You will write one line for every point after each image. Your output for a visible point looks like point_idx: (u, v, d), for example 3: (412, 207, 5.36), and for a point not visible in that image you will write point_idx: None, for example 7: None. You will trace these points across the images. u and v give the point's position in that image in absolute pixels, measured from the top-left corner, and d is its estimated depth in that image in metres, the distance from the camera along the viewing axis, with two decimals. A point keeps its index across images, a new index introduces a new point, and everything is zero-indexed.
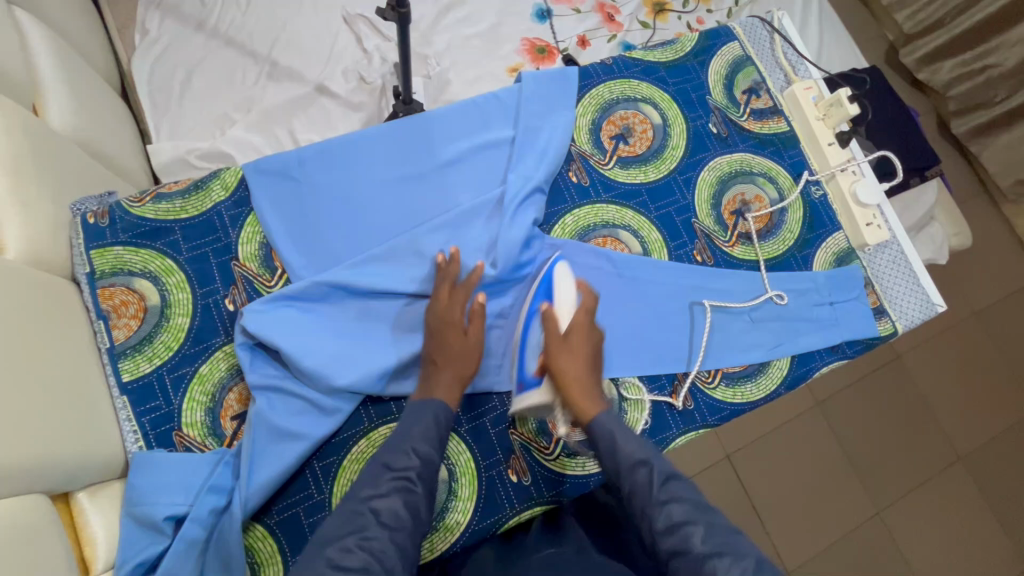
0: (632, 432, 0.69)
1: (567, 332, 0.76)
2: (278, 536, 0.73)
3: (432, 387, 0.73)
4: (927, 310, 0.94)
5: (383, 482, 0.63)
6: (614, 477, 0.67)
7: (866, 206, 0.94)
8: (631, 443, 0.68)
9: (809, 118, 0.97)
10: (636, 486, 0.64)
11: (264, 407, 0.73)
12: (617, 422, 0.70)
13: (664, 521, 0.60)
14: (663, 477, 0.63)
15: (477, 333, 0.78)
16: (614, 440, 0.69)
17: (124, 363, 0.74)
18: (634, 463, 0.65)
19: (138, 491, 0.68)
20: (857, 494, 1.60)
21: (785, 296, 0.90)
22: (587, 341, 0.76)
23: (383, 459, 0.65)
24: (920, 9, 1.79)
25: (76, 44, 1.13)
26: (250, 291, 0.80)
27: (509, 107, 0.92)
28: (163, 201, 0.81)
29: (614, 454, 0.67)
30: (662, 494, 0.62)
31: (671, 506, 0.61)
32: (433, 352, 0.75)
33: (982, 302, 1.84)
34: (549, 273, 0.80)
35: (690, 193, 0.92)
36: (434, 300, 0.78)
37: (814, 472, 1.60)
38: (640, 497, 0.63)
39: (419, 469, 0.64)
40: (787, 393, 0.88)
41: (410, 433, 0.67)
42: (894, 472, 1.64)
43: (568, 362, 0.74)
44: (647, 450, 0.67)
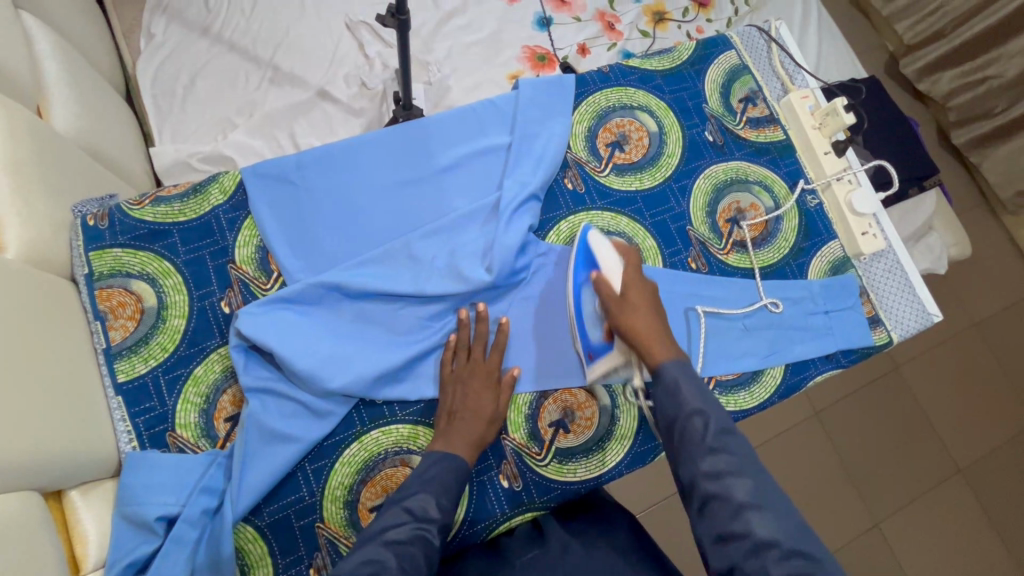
0: (697, 384, 0.70)
1: (624, 289, 0.77)
2: (269, 538, 0.73)
3: (455, 443, 0.74)
4: (922, 320, 0.94)
5: (405, 528, 0.64)
6: (668, 416, 0.68)
7: (862, 215, 0.94)
8: (693, 392, 0.68)
9: (805, 127, 0.97)
10: (689, 430, 0.66)
11: (258, 409, 0.73)
12: (684, 373, 0.71)
13: (710, 467, 0.62)
14: (719, 428, 0.65)
15: (506, 402, 0.78)
16: (676, 387, 0.69)
17: (119, 364, 0.75)
18: (692, 410, 0.67)
19: (131, 491, 0.68)
20: (855, 504, 1.60)
21: (780, 303, 0.90)
22: (644, 294, 0.77)
23: (407, 504, 0.66)
24: (920, 19, 1.79)
25: (82, 48, 1.15)
26: (246, 293, 0.80)
27: (506, 113, 0.92)
28: (161, 203, 0.82)
29: (675, 399, 0.68)
30: (714, 442, 0.64)
31: (717, 456, 0.63)
32: (458, 406, 0.76)
33: (982, 313, 1.83)
34: (583, 240, 0.82)
35: (685, 201, 0.92)
36: (467, 370, 0.78)
37: (811, 481, 1.60)
38: (691, 441, 0.65)
39: (437, 523, 0.66)
40: (780, 402, 0.88)
41: (434, 483, 0.69)
42: (893, 482, 1.63)
43: (635, 319, 0.75)
44: (705, 400, 0.68)
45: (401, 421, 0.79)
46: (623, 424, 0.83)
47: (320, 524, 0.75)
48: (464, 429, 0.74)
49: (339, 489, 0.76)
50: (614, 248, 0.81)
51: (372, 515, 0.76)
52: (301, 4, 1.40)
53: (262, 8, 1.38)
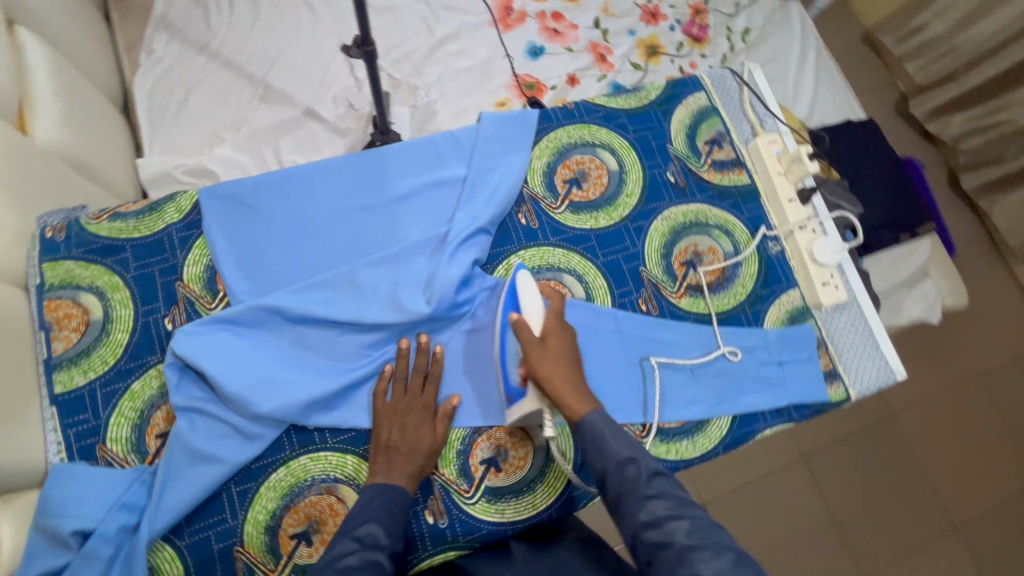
0: (621, 433, 0.69)
1: (544, 336, 0.75)
2: (185, 559, 0.73)
3: (391, 470, 0.74)
4: (884, 378, 0.90)
5: (355, 555, 0.64)
6: (599, 471, 0.67)
7: (824, 265, 0.92)
8: (618, 441, 0.68)
9: (770, 172, 0.95)
10: (622, 481, 0.64)
11: (185, 428, 0.74)
12: (606, 421, 0.70)
13: (648, 514, 0.60)
14: (649, 473, 0.64)
15: (444, 433, 0.78)
16: (601, 439, 0.68)
17: (58, 375, 0.76)
18: (622, 459, 0.65)
19: (50, 503, 0.69)
20: (838, 555, 1.53)
21: (739, 352, 0.88)
22: (562, 342, 0.76)
23: (356, 534, 0.67)
24: (931, 61, 1.75)
25: (79, 62, 1.20)
26: (190, 311, 0.81)
27: (465, 145, 0.93)
28: (118, 219, 0.84)
29: (602, 452, 0.67)
30: (649, 489, 0.62)
31: (655, 501, 0.61)
32: (395, 439, 0.76)
33: (985, 364, 1.76)
34: (511, 284, 0.80)
35: (640, 241, 0.91)
36: (405, 395, 0.79)
37: (793, 527, 1.54)
38: (626, 493, 0.63)
39: (387, 550, 0.67)
40: (725, 453, 0.85)
41: (381, 512, 0.70)
42: (879, 535, 1.56)
43: (550, 366, 0.73)
44: (633, 449, 0.67)
45: (331, 448, 0.79)
46: (556, 466, 0.82)
47: (239, 548, 0.75)
48: (398, 462, 0.74)
49: (261, 513, 0.76)
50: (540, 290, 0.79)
51: (293, 542, 0.75)
52: (298, 26, 1.44)
53: (259, 28, 1.42)
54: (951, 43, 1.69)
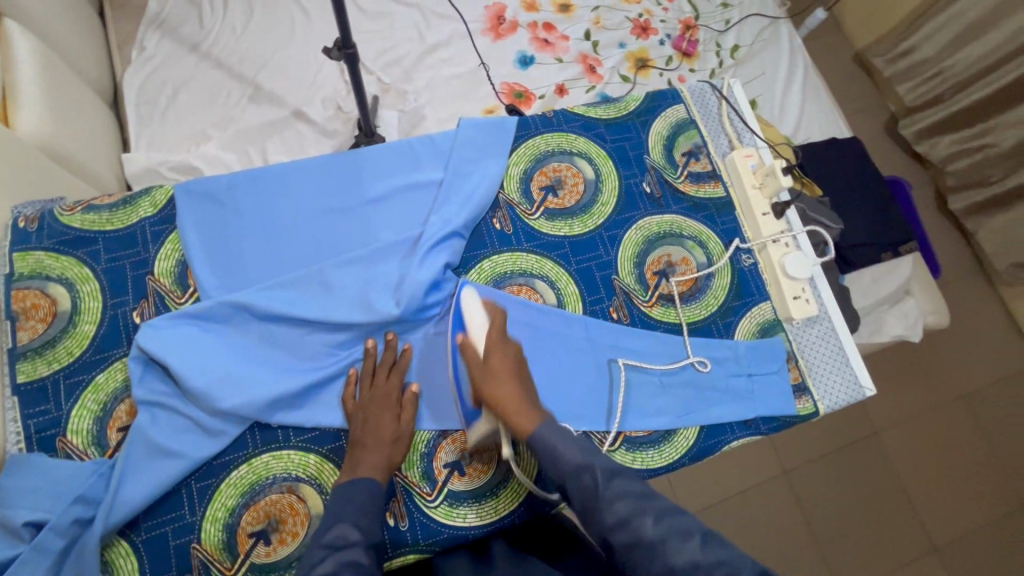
0: (570, 440, 0.69)
1: (486, 355, 0.75)
2: (140, 555, 0.73)
3: (358, 464, 0.74)
4: (853, 393, 0.90)
5: (327, 560, 0.63)
6: (558, 484, 0.66)
7: (797, 279, 0.92)
8: (571, 449, 0.67)
9: (745, 186, 0.96)
10: (581, 489, 0.64)
11: (146, 422, 0.74)
12: (554, 432, 0.69)
13: (612, 516, 0.60)
14: (606, 475, 0.64)
15: (409, 421, 0.78)
16: (553, 451, 0.68)
17: (22, 364, 0.76)
18: (577, 467, 0.65)
19: (5, 493, 0.69)
20: (819, 571, 1.52)
21: (708, 363, 0.88)
22: (506, 357, 0.75)
23: (325, 539, 0.66)
24: (920, 83, 1.78)
25: (68, 57, 1.21)
26: (159, 305, 0.81)
27: (442, 150, 0.94)
28: (91, 211, 0.84)
29: (556, 464, 0.67)
30: (609, 491, 0.62)
31: (619, 502, 0.61)
32: (358, 434, 0.76)
33: (970, 385, 1.76)
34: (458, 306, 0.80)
35: (614, 250, 0.92)
36: (370, 391, 0.78)
37: (774, 542, 1.53)
38: (587, 502, 0.63)
39: (362, 543, 0.66)
40: (691, 464, 0.85)
41: (349, 512, 0.69)
42: (860, 554, 1.55)
43: (495, 386, 0.72)
44: (585, 455, 0.67)
45: (294, 447, 0.79)
46: (522, 471, 0.81)
47: (196, 545, 0.74)
48: (365, 455, 0.74)
49: (220, 510, 0.75)
50: (483, 304, 0.80)
51: (251, 540, 0.75)
52: (291, 29, 1.46)
53: (252, 30, 1.44)
54: (939, 66, 1.71)
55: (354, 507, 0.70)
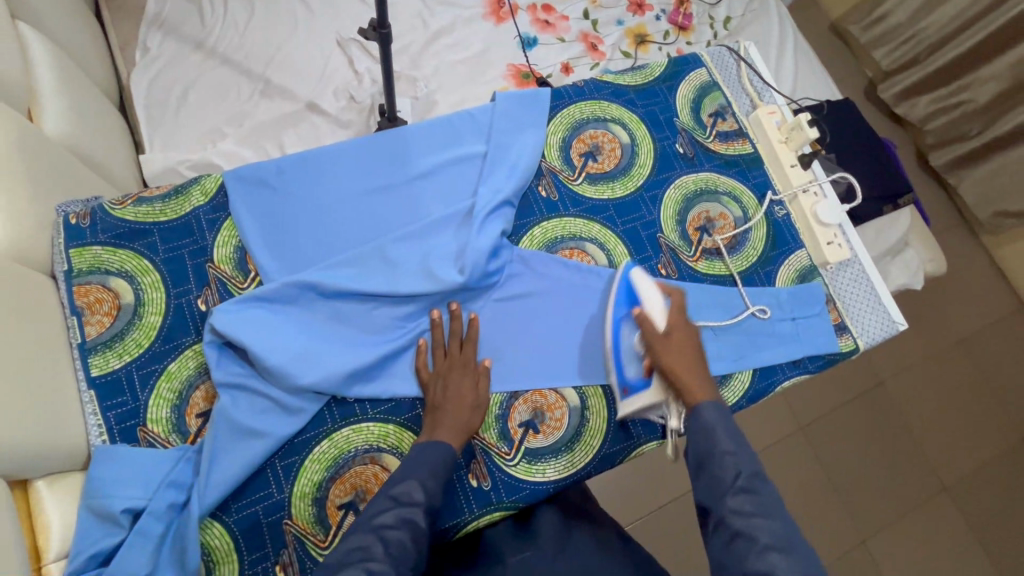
0: (734, 426, 0.69)
1: (668, 329, 0.78)
2: (234, 535, 0.74)
3: (436, 428, 0.75)
4: (888, 329, 0.96)
5: (391, 513, 0.64)
6: (700, 453, 0.68)
7: (827, 225, 0.97)
8: (725, 434, 0.68)
9: (772, 140, 1.00)
10: (722, 471, 0.64)
11: (228, 404, 0.75)
12: (720, 415, 0.70)
13: (736, 504, 0.61)
14: (751, 472, 0.64)
15: (487, 389, 0.79)
16: (711, 428, 0.69)
17: (93, 359, 0.76)
18: (723, 451, 0.66)
19: (98, 483, 0.69)
20: (841, 524, 1.47)
21: (769, 310, 0.93)
22: (687, 338, 0.78)
23: (392, 492, 0.66)
24: (897, 47, 1.72)
25: (77, 58, 1.17)
26: (222, 292, 0.82)
27: (481, 124, 0.96)
28: (143, 203, 0.84)
29: (709, 439, 0.68)
30: (742, 483, 0.63)
31: (746, 497, 0.62)
32: (440, 399, 0.77)
33: (964, 330, 1.72)
34: (629, 280, 0.84)
35: (656, 210, 0.95)
36: (446, 362, 0.80)
37: (799, 494, 1.48)
38: (717, 485, 0.64)
39: (424, 505, 0.66)
40: (749, 406, 0.90)
41: (419, 469, 0.69)
42: (878, 502, 1.51)
43: (672, 359, 0.76)
44: (737, 445, 0.67)
45: (373, 419, 0.80)
46: (594, 424, 0.84)
47: (288, 521, 0.75)
48: (448, 417, 0.76)
49: (308, 485, 0.76)
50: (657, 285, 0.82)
51: (341, 512, 0.76)
52: (294, 21, 1.44)
53: (255, 24, 1.41)
54: (912, 29, 1.67)
55: (421, 466, 0.70)
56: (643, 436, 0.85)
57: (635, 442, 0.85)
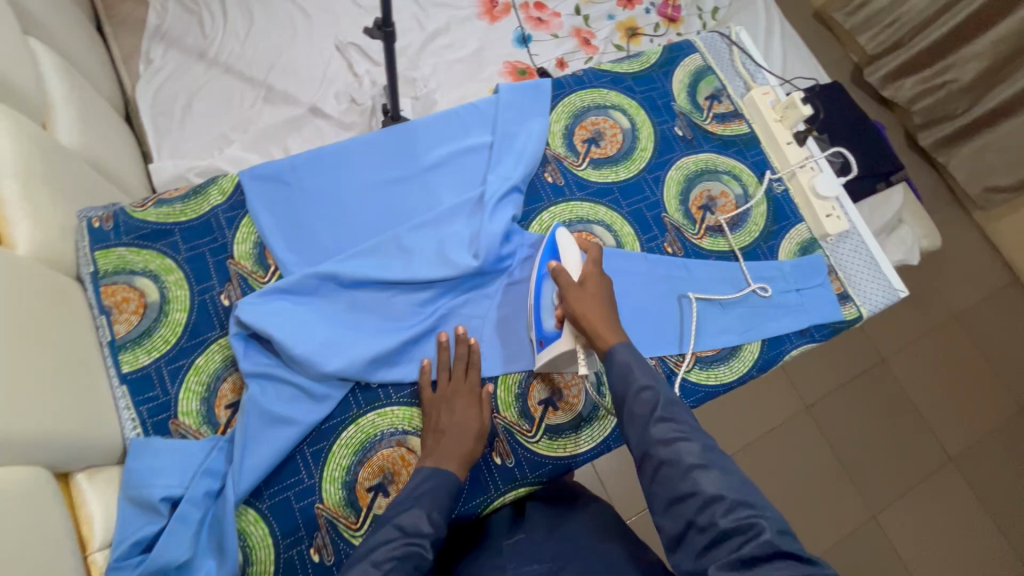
0: (648, 366, 0.72)
1: (583, 281, 0.78)
2: (269, 520, 0.75)
3: (442, 458, 0.75)
4: (889, 296, 0.98)
5: (396, 545, 0.65)
6: (620, 395, 0.70)
7: (825, 199, 1.00)
8: (641, 369, 0.70)
9: (767, 120, 1.04)
10: (639, 404, 0.67)
11: (257, 393, 0.77)
12: (634, 354, 0.72)
13: (658, 433, 0.64)
14: (668, 401, 0.67)
15: (491, 415, 0.81)
16: (627, 367, 0.71)
17: (124, 355, 0.78)
18: (641, 386, 0.69)
19: (136, 474, 0.71)
20: (851, 500, 1.50)
21: (769, 288, 0.95)
22: (600, 286, 0.78)
23: (398, 522, 0.67)
24: (880, 31, 1.75)
25: (86, 73, 1.19)
26: (244, 287, 0.85)
27: (486, 115, 0.99)
28: (164, 205, 0.87)
29: (625, 377, 0.70)
30: (663, 413, 0.66)
31: (667, 424, 0.65)
32: (445, 423, 0.78)
33: (959, 304, 1.75)
34: (552, 238, 0.84)
35: (659, 191, 0.98)
36: (450, 383, 0.81)
37: (803, 472, 1.50)
38: (640, 417, 0.67)
39: (430, 537, 0.67)
40: (759, 375, 0.92)
41: (426, 498, 0.70)
42: (884, 476, 1.53)
43: (586, 306, 0.76)
44: (654, 378, 0.70)
45: (397, 403, 0.83)
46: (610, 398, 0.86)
47: (319, 505, 0.77)
48: (453, 440, 0.76)
49: (337, 470, 0.78)
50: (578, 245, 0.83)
51: (370, 495, 0.78)
52: (294, 29, 1.47)
53: (255, 33, 1.44)
54: (895, 13, 1.71)
55: (428, 497, 0.70)
56: None
57: None
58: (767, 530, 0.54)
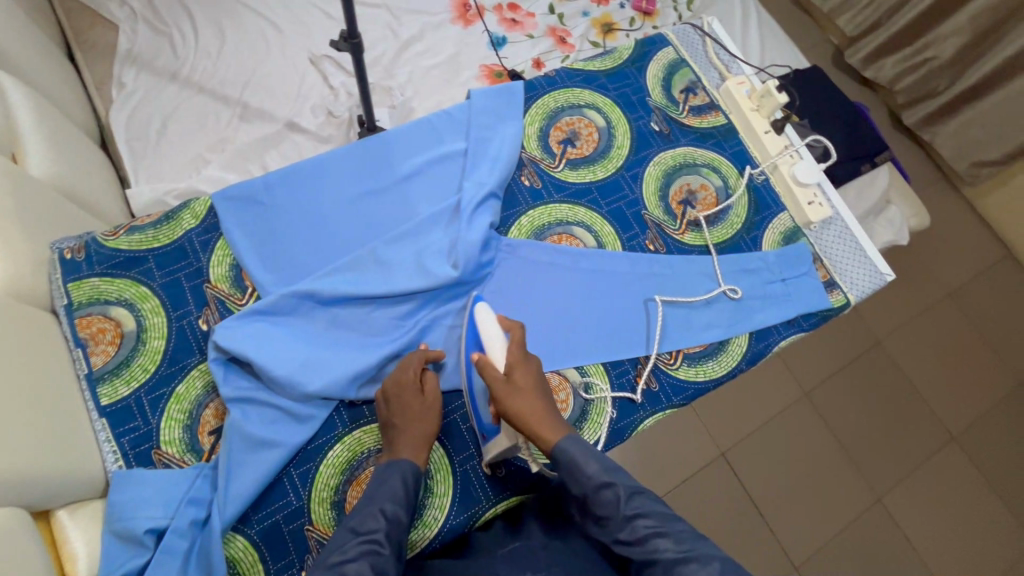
0: (596, 454, 0.70)
1: (509, 372, 0.74)
2: (258, 546, 0.74)
3: (397, 448, 0.73)
4: (876, 280, 0.97)
5: (350, 548, 0.62)
6: (579, 494, 0.68)
7: (806, 185, 1.00)
8: (589, 463, 0.68)
9: (744, 110, 1.03)
10: (601, 506, 0.66)
11: (239, 417, 0.76)
12: (578, 444, 0.70)
13: (629, 535, 0.63)
14: (629, 493, 0.66)
15: (434, 389, 0.78)
16: (575, 465, 0.68)
17: (102, 388, 0.77)
18: (599, 484, 0.67)
19: (118, 507, 0.70)
20: (855, 485, 1.49)
21: (739, 289, 0.94)
22: (529, 374, 0.74)
23: (351, 524, 0.65)
24: (858, 12, 1.73)
25: (58, 101, 1.17)
26: (222, 310, 0.84)
27: (460, 121, 0.98)
28: (135, 232, 0.86)
29: (577, 479, 0.68)
30: (629, 509, 0.64)
31: (636, 522, 0.63)
32: (388, 416, 0.76)
33: (952, 283, 1.73)
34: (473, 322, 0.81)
35: (638, 187, 0.97)
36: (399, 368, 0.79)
37: (805, 458, 1.49)
38: (607, 517, 0.65)
39: (385, 530, 0.64)
40: (749, 368, 0.91)
41: (378, 494, 0.68)
42: (886, 458, 1.52)
43: (522, 401, 0.72)
44: (608, 469, 0.68)
45: None
46: (598, 403, 0.85)
47: (308, 527, 0.76)
48: (405, 431, 0.74)
49: (324, 490, 0.77)
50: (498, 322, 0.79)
51: None
52: (266, 43, 1.45)
53: (228, 50, 1.42)
54: None
55: (382, 492, 0.68)
56: (648, 408, 0.86)
57: (640, 416, 0.86)
58: None
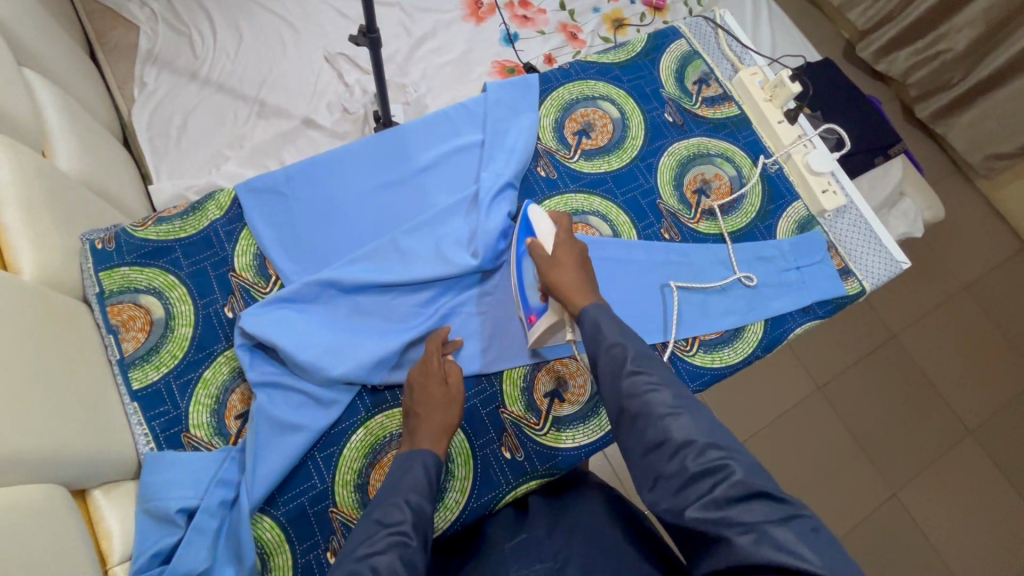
0: (616, 322, 0.73)
1: (554, 250, 0.80)
2: (285, 527, 0.76)
3: (419, 439, 0.75)
4: (892, 268, 0.98)
5: (377, 540, 0.62)
6: (593, 353, 0.71)
7: (820, 174, 1.00)
8: (610, 327, 0.71)
9: (757, 100, 1.04)
10: (610, 359, 0.68)
11: (265, 402, 0.78)
12: (604, 315, 0.73)
13: (629, 386, 0.65)
14: (637, 355, 0.68)
15: (457, 381, 0.80)
16: (597, 327, 0.72)
17: (133, 373, 0.80)
18: (611, 343, 0.69)
19: (151, 488, 0.73)
20: (870, 480, 1.48)
21: (754, 277, 0.94)
22: (572, 252, 0.80)
23: (376, 516, 0.65)
24: (869, 6, 1.73)
25: (81, 100, 1.20)
26: (247, 298, 0.86)
27: (476, 114, 0.99)
28: (163, 223, 0.88)
29: (596, 336, 0.71)
30: (634, 366, 0.66)
31: (638, 377, 0.65)
32: (411, 404, 0.78)
33: (967, 276, 1.72)
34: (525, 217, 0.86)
35: (652, 177, 0.99)
36: (427, 358, 0.81)
37: (819, 451, 1.50)
38: (612, 371, 0.67)
39: (411, 521, 0.64)
40: (764, 355, 0.92)
41: (402, 485, 0.69)
42: (902, 452, 1.52)
43: (561, 273, 0.78)
44: (624, 335, 0.70)
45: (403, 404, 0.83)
46: None
47: (333, 509, 0.78)
48: (427, 418, 0.76)
49: (348, 473, 0.79)
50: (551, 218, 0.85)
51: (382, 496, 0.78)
52: (282, 43, 1.48)
53: (245, 50, 1.45)
54: None
55: (405, 482, 0.69)
56: None
57: None
58: (738, 471, 0.55)
